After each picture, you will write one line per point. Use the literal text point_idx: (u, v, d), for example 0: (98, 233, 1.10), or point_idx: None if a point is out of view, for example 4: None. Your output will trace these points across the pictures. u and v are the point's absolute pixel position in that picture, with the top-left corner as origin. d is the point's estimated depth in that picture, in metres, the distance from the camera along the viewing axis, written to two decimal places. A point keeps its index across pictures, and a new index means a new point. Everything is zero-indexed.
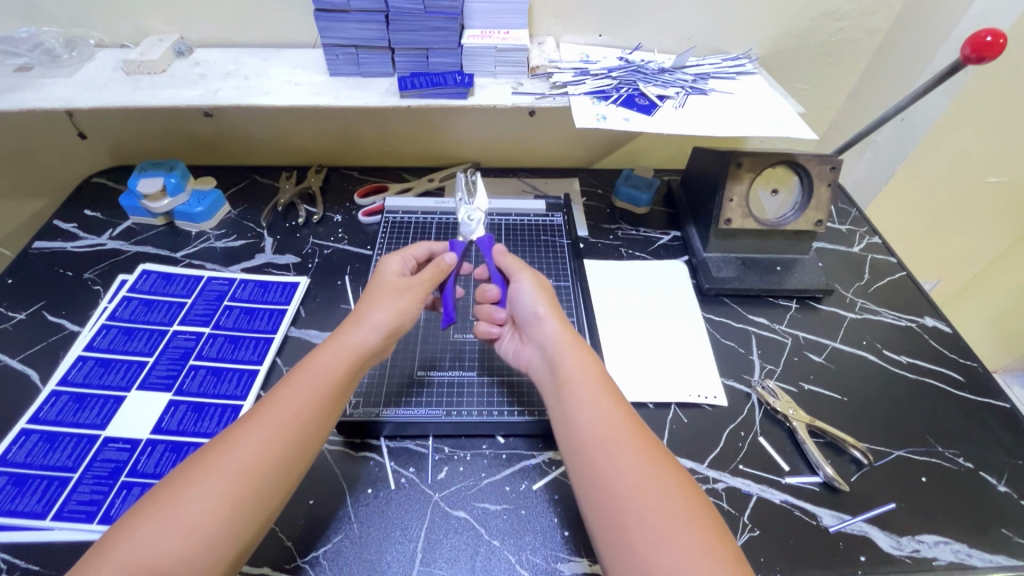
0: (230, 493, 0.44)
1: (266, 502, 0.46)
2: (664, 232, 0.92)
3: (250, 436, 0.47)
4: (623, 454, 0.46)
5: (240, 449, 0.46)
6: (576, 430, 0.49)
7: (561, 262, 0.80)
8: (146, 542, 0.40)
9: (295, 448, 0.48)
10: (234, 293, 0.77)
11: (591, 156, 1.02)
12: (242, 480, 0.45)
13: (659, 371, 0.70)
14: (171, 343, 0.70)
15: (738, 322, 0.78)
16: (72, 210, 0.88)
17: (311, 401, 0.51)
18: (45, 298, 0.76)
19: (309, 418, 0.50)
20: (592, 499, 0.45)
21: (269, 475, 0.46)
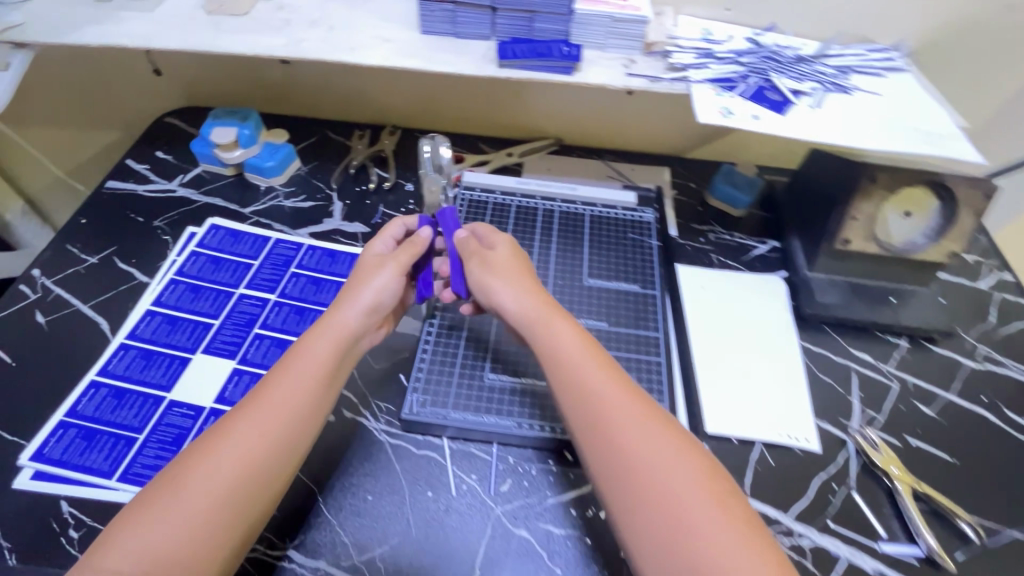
0: (222, 487, 0.43)
1: (261, 494, 0.44)
2: (760, 240, 0.83)
3: (240, 429, 0.45)
4: (622, 443, 0.45)
5: (230, 442, 0.44)
6: (580, 390, 0.48)
7: (648, 264, 0.72)
8: (147, 538, 0.40)
9: (286, 434, 0.46)
10: (301, 260, 0.74)
11: (686, 144, 0.93)
12: (235, 472, 0.43)
13: (747, 404, 0.63)
14: (237, 308, 0.68)
15: (838, 355, 0.71)
16: (145, 151, 0.86)
17: (302, 390, 0.48)
18: (117, 243, 0.74)
19: (302, 404, 0.48)
20: (602, 460, 0.45)
21: (260, 463, 0.45)
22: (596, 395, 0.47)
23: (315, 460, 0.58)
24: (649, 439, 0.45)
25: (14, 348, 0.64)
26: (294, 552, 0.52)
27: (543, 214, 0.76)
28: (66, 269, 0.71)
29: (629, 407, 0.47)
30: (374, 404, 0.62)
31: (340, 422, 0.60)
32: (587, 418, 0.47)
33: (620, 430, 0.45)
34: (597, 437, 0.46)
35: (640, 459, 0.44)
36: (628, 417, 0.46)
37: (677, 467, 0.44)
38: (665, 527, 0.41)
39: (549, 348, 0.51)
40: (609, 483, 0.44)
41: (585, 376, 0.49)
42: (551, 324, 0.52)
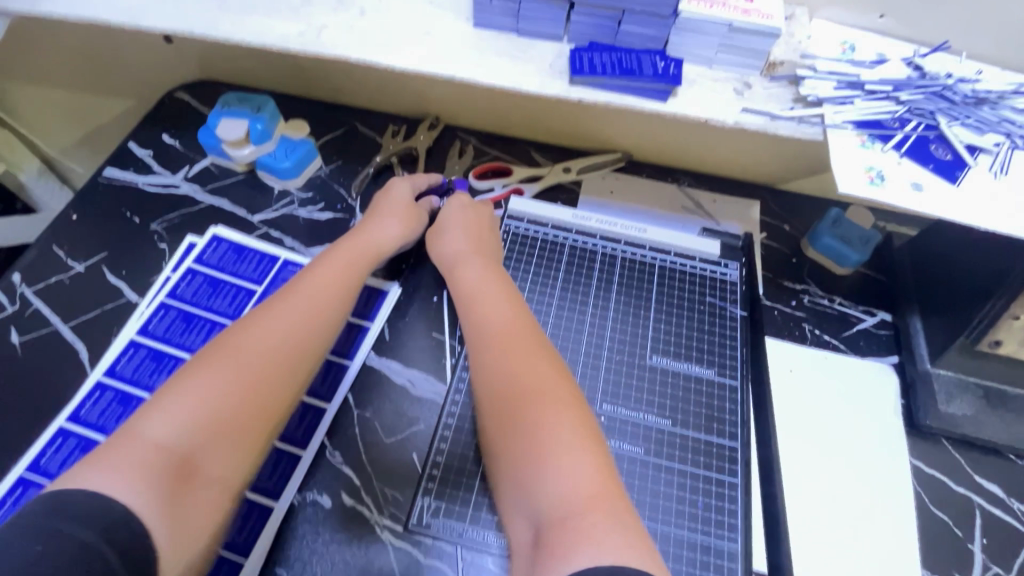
0: (234, 387, 0.43)
1: (272, 406, 0.44)
2: (867, 310, 0.67)
3: (263, 331, 0.46)
4: (503, 376, 0.46)
5: (240, 347, 0.45)
6: (485, 365, 0.48)
7: (729, 342, 0.58)
8: (165, 425, 0.40)
9: (295, 350, 0.47)
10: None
11: (782, 171, 0.76)
12: (247, 375, 0.43)
13: (836, 544, 0.51)
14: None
15: (958, 483, 0.56)
16: (150, 133, 0.75)
17: (308, 311, 0.49)
18: (108, 248, 0.65)
19: (311, 324, 0.49)
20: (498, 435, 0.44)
21: (269, 374, 0.45)
22: (500, 365, 0.47)
23: (304, 559, 0.48)
24: (530, 377, 0.46)
25: None
26: None
27: (602, 260, 0.62)
28: (50, 277, 0.62)
29: (523, 349, 0.48)
30: (379, 492, 0.52)
31: (337, 511, 0.51)
32: (488, 394, 0.47)
33: (516, 398, 0.45)
34: (495, 413, 0.45)
35: (518, 390, 0.45)
36: (523, 389, 0.45)
37: (562, 433, 0.42)
38: (521, 447, 0.42)
39: (473, 323, 0.52)
40: (488, 402, 0.46)
41: (490, 351, 0.49)
42: (478, 303, 0.53)
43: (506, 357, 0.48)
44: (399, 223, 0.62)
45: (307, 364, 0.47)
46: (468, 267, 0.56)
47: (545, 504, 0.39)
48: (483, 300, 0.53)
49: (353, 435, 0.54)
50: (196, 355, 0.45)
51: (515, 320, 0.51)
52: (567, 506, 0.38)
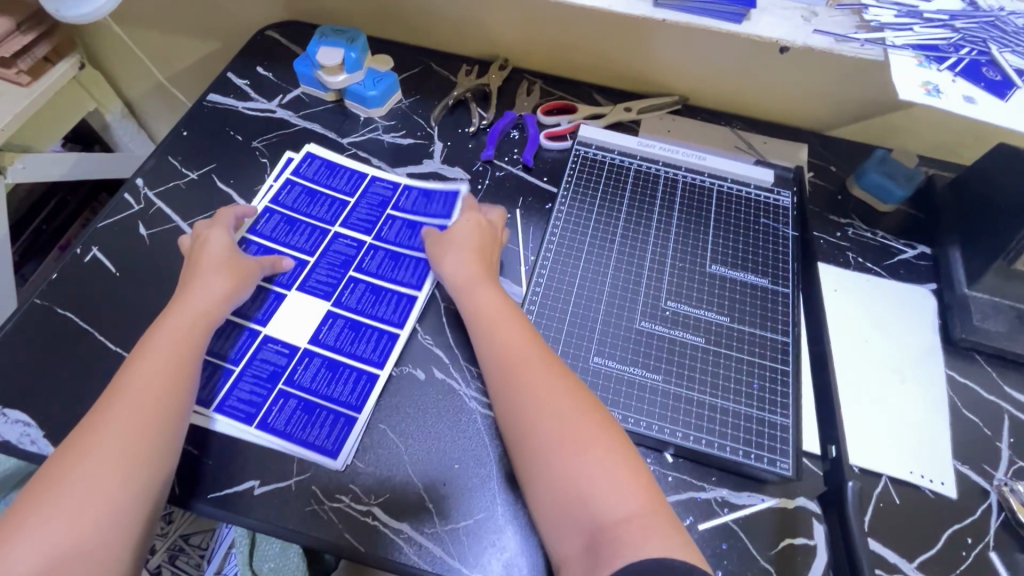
0: (106, 482, 0.43)
1: (143, 482, 0.44)
2: (909, 244, 0.72)
3: (119, 412, 0.47)
4: (525, 405, 0.49)
5: (101, 430, 0.45)
6: (512, 392, 0.50)
7: (782, 257, 0.63)
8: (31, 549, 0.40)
9: (162, 413, 0.47)
10: (397, 201, 0.69)
11: (833, 119, 0.80)
12: (117, 459, 0.44)
13: (876, 430, 0.56)
14: (333, 247, 0.65)
15: (990, 392, 0.61)
16: (246, 65, 0.82)
17: (162, 367, 0.50)
18: (216, 160, 0.72)
19: (172, 374, 0.50)
20: (533, 461, 0.47)
21: (138, 439, 0.46)
22: (529, 395, 0.49)
23: (404, 418, 0.55)
24: (534, 406, 0.49)
25: (117, 257, 0.64)
26: (378, 509, 0.51)
27: (664, 183, 0.68)
28: (167, 182, 0.70)
29: (542, 374, 0.50)
30: (466, 368, 0.58)
31: (431, 382, 0.57)
32: (516, 422, 0.49)
33: (547, 427, 0.47)
34: (528, 441, 0.48)
35: (530, 417, 0.48)
36: (551, 414, 0.48)
37: (596, 453, 0.46)
38: (554, 468, 0.46)
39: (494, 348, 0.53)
40: (509, 424, 0.49)
41: (512, 387, 0.50)
42: (496, 327, 0.54)
43: (525, 383, 0.50)
44: (220, 282, 0.57)
45: (164, 422, 0.47)
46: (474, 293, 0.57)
47: (595, 514, 0.43)
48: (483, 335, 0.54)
49: (442, 321, 0.61)
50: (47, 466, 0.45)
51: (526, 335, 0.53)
52: (609, 517, 0.43)
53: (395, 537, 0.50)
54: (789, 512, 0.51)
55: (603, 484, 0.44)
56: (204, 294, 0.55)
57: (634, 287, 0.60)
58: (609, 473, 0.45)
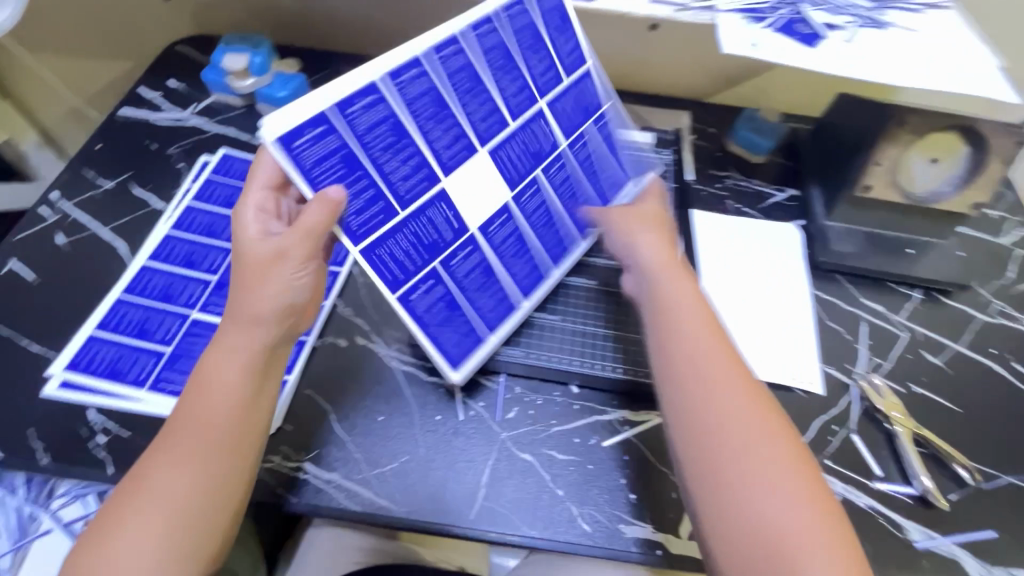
0: (175, 512, 0.42)
1: (223, 496, 0.44)
2: (780, 188, 0.81)
3: (167, 461, 0.43)
4: (713, 429, 0.45)
5: (156, 476, 0.43)
6: (692, 423, 0.46)
7: (663, 206, 0.71)
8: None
9: (222, 428, 0.45)
10: (597, 159, 0.66)
11: (708, 87, 0.89)
12: (190, 490, 0.43)
13: (753, 344, 0.64)
14: (534, 123, 0.60)
15: (849, 304, 0.70)
16: (157, 79, 0.85)
17: (240, 397, 0.46)
18: (131, 169, 0.75)
19: (237, 398, 0.45)
20: (694, 477, 0.44)
21: (198, 457, 0.44)
22: (711, 438, 0.45)
23: (328, 382, 0.60)
24: (761, 436, 0.44)
25: (36, 266, 0.65)
26: (308, 465, 0.55)
27: None
28: (83, 193, 0.72)
29: (728, 395, 0.46)
30: (386, 332, 0.64)
31: (353, 347, 0.62)
32: (709, 470, 0.44)
33: (742, 462, 0.43)
34: (716, 487, 0.43)
35: (735, 454, 0.44)
36: (770, 448, 0.44)
37: (756, 468, 0.43)
38: (724, 499, 0.42)
39: (689, 374, 0.47)
40: (693, 473, 0.44)
41: (711, 419, 0.45)
42: (676, 322, 0.50)
43: (727, 429, 0.45)
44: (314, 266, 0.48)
45: (234, 431, 0.45)
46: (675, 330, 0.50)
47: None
48: (698, 359, 0.48)
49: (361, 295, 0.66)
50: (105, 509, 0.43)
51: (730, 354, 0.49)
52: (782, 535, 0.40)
53: (325, 486, 0.54)
54: None
55: (784, 517, 0.41)
56: (268, 294, 0.46)
57: None
58: (782, 499, 0.42)
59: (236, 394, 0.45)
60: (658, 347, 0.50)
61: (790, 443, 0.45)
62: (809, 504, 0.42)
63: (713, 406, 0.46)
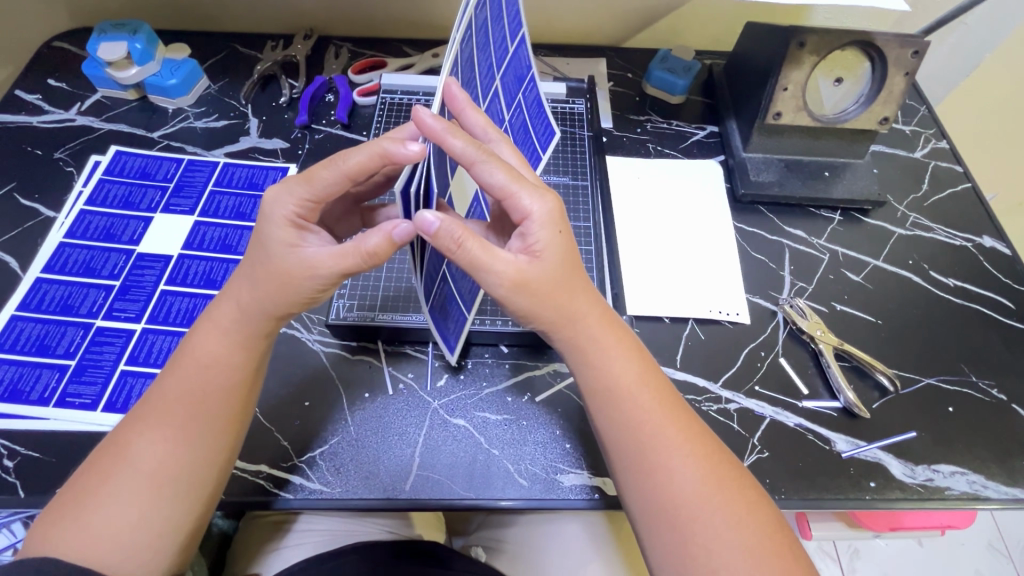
0: (159, 475, 0.43)
1: (210, 461, 0.45)
2: (700, 126, 0.81)
3: (153, 431, 0.44)
4: (678, 499, 0.43)
5: (142, 442, 0.44)
6: (663, 495, 0.43)
7: (580, 156, 0.70)
8: (105, 528, 0.42)
9: (215, 400, 0.45)
10: (538, 128, 0.52)
11: (621, 31, 0.88)
12: (174, 460, 0.44)
13: (679, 283, 0.64)
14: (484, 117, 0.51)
15: (772, 233, 0.71)
16: (34, 80, 0.79)
17: (229, 370, 0.46)
18: (15, 179, 0.70)
19: (225, 367, 0.46)
20: (666, 551, 0.42)
21: (186, 422, 0.44)
22: (682, 510, 0.42)
23: None
24: (717, 493, 0.43)
25: None
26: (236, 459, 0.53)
27: None
28: None
29: (689, 456, 0.44)
30: (307, 317, 0.62)
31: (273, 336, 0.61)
32: (681, 540, 0.42)
33: (712, 529, 0.42)
34: (690, 557, 0.41)
35: (707, 527, 0.42)
36: (736, 510, 0.42)
37: (726, 529, 0.42)
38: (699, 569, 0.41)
39: (653, 448, 0.44)
40: (664, 544, 0.42)
41: (680, 490, 0.43)
42: (633, 396, 0.45)
43: (695, 500, 0.42)
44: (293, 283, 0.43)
45: (222, 404, 0.46)
46: (634, 400, 0.45)
47: None
48: (656, 425, 0.44)
49: None
50: (94, 461, 0.44)
51: (684, 416, 0.46)
52: None
53: (255, 478, 0.53)
54: None
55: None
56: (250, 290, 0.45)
57: None
58: (752, 559, 0.41)
59: (227, 364, 0.46)
60: (613, 424, 0.45)
61: (750, 489, 0.44)
62: (777, 552, 0.41)
63: (677, 475, 0.43)
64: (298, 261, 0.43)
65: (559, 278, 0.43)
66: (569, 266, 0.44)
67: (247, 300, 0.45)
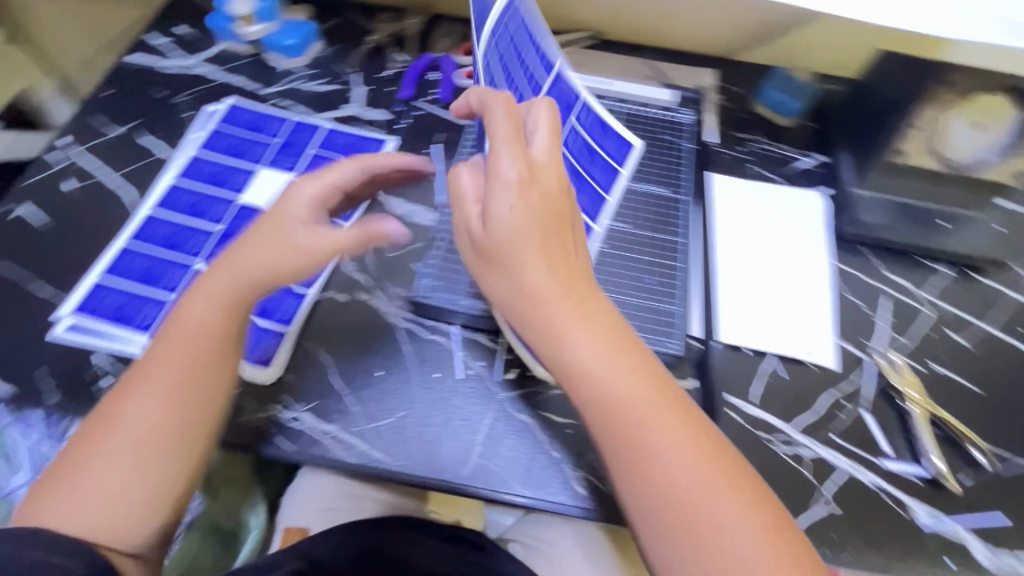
0: (135, 447, 0.43)
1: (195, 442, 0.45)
2: (806, 153, 0.77)
3: (136, 401, 0.44)
4: (657, 486, 0.40)
5: (120, 413, 0.44)
6: (645, 479, 0.40)
7: (680, 167, 0.68)
8: (82, 499, 0.42)
9: (197, 378, 0.45)
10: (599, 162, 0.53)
11: (737, 43, 0.84)
12: (149, 434, 0.44)
13: (765, 315, 0.62)
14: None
15: (871, 277, 0.67)
16: (164, 26, 0.83)
17: (185, 340, 0.46)
18: (139, 117, 0.74)
19: (186, 338, 0.46)
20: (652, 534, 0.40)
21: (178, 397, 0.45)
22: (665, 493, 0.40)
23: (329, 335, 0.60)
24: (714, 497, 0.39)
25: (48, 209, 0.66)
26: (308, 417, 0.55)
27: None
28: (94, 139, 0.72)
29: (675, 439, 0.41)
30: (388, 289, 0.63)
31: (353, 303, 0.62)
32: (667, 525, 0.39)
33: (701, 513, 0.39)
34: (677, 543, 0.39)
35: (690, 513, 0.39)
36: (723, 495, 0.40)
37: (715, 514, 0.39)
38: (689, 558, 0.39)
39: (631, 430, 0.41)
40: (652, 527, 0.40)
41: (663, 473, 0.40)
42: (608, 371, 0.42)
43: (681, 483, 0.40)
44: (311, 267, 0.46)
45: (197, 380, 0.45)
46: (546, 363, 0.42)
47: None
48: (647, 433, 0.41)
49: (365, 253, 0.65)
50: (78, 433, 0.45)
51: (664, 396, 0.42)
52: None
53: (323, 437, 0.54)
54: None
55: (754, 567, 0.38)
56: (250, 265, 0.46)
57: None
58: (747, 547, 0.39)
59: (190, 331, 0.46)
60: (589, 405, 0.42)
61: (750, 483, 0.41)
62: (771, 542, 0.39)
63: (660, 458, 0.40)
64: (307, 234, 0.46)
65: (530, 244, 0.41)
66: (534, 244, 0.41)
67: (239, 265, 0.46)
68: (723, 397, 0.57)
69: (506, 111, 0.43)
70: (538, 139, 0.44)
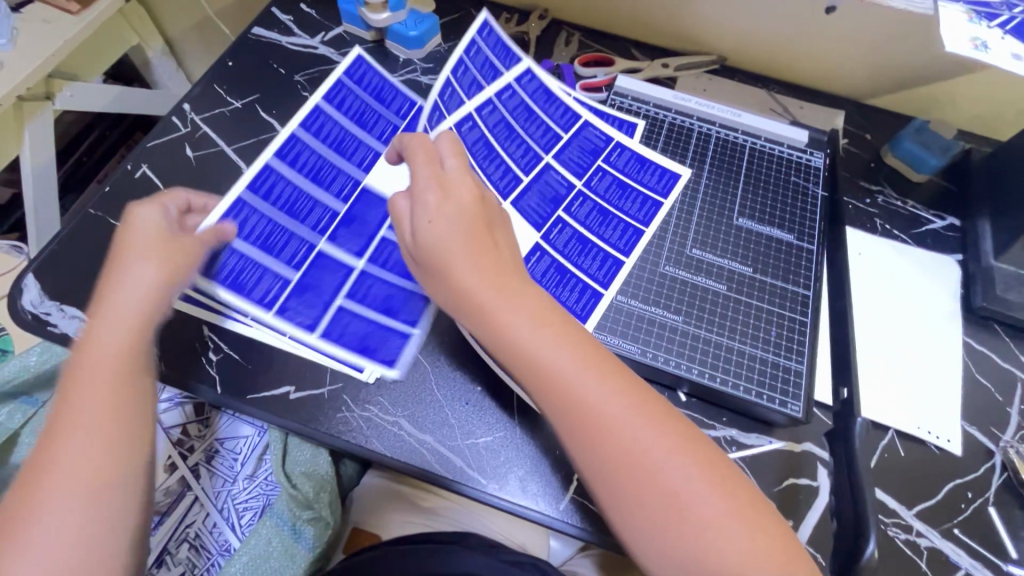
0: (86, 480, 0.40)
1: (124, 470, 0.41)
2: (938, 214, 0.71)
3: (80, 419, 0.42)
4: (609, 456, 0.40)
5: (70, 448, 0.41)
6: (598, 453, 0.40)
7: (809, 214, 0.64)
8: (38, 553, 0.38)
9: (108, 398, 0.43)
10: (616, 193, 0.63)
11: (872, 87, 0.79)
12: (94, 466, 0.40)
13: (889, 385, 0.58)
14: (545, 176, 0.62)
15: (1005, 360, 0.62)
16: (290, 2, 0.83)
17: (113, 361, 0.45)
18: (258, 92, 0.74)
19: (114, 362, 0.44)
20: (621, 507, 0.39)
21: (87, 415, 0.42)
22: (621, 459, 0.39)
23: (429, 341, 0.58)
24: (661, 450, 0.40)
25: (165, 175, 0.67)
26: (406, 422, 0.54)
27: (697, 137, 0.69)
28: (212, 109, 0.72)
29: (613, 403, 0.41)
30: None
31: None
32: (628, 491, 0.39)
33: (654, 471, 0.39)
34: (642, 507, 0.39)
35: (646, 478, 0.39)
36: (667, 450, 0.40)
37: (668, 472, 0.39)
38: (658, 517, 0.38)
39: (573, 402, 0.41)
40: (615, 498, 0.40)
41: (615, 441, 0.40)
42: (541, 344, 0.42)
43: (630, 447, 0.40)
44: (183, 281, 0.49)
45: (129, 399, 0.44)
46: (498, 342, 0.42)
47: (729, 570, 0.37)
48: (592, 404, 0.40)
49: None
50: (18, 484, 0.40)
51: (593, 356, 0.42)
52: (723, 536, 0.38)
53: (419, 446, 0.53)
54: (794, 456, 0.53)
55: (710, 515, 0.38)
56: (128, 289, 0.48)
57: (658, 246, 0.61)
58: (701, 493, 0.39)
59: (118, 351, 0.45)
60: (534, 389, 0.42)
61: (682, 424, 0.42)
62: (719, 488, 0.39)
63: (609, 427, 0.40)
64: None
65: (459, 231, 0.44)
66: (462, 238, 0.43)
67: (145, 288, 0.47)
68: (876, 486, 0.53)
69: (425, 157, 0.47)
70: (453, 168, 0.47)
